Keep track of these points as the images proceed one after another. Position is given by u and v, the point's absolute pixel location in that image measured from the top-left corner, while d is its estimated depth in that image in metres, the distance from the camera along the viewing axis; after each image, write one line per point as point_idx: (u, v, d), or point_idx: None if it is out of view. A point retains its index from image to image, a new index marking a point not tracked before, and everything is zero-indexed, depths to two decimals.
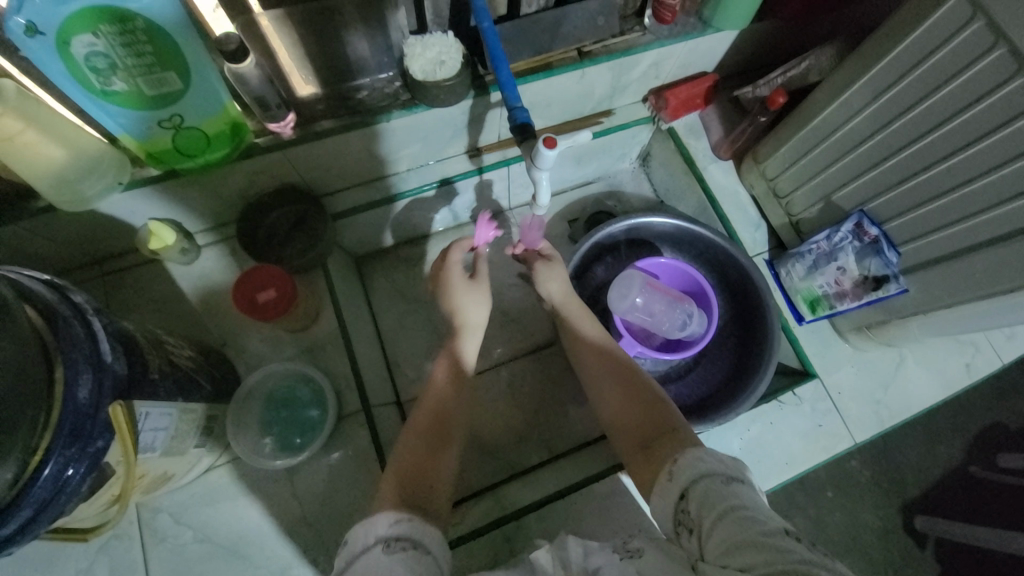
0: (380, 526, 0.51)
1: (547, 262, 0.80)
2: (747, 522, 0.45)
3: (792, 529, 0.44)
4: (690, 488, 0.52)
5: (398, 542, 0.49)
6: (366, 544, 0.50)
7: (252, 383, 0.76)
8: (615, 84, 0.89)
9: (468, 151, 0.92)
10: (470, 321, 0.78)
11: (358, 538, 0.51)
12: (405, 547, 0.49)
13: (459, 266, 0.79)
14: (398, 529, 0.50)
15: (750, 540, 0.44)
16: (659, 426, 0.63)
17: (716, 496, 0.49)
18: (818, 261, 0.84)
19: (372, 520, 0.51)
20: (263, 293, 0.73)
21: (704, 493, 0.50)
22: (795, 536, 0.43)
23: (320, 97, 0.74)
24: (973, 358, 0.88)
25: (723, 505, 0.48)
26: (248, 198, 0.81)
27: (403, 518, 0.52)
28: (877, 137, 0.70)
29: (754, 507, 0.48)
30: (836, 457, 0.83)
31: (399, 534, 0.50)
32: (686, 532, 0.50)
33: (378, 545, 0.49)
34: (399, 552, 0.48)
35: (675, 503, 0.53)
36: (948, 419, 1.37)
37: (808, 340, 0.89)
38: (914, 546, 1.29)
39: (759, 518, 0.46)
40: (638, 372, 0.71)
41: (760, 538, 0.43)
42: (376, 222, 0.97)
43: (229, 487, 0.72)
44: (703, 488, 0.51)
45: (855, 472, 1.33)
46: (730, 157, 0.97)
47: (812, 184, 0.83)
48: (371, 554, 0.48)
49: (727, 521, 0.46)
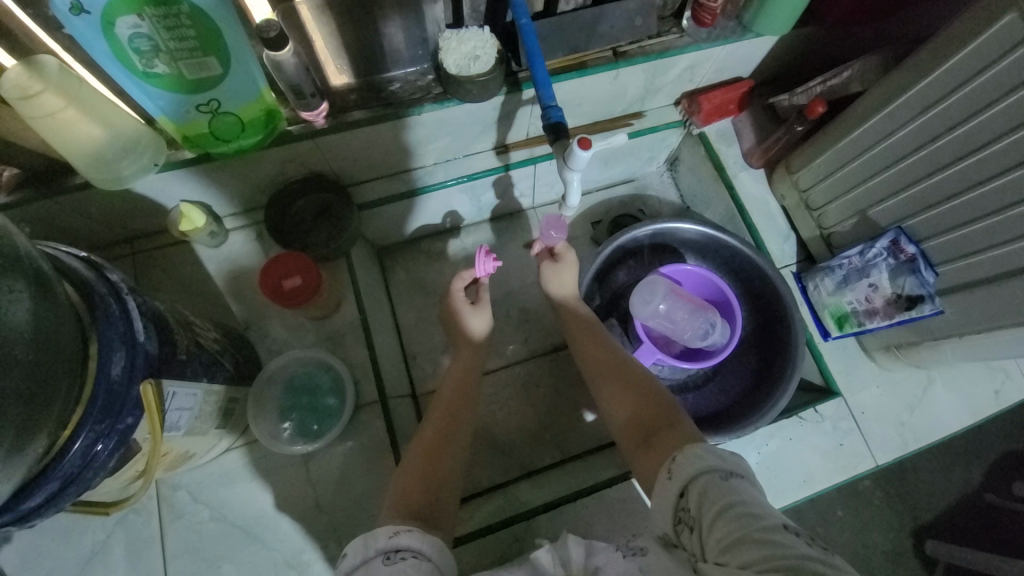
0: (380, 539, 0.51)
1: (553, 262, 0.83)
2: (746, 519, 0.44)
3: (792, 525, 0.44)
4: (690, 486, 0.50)
5: (398, 553, 0.49)
6: (366, 556, 0.49)
7: (273, 368, 0.77)
8: (648, 86, 0.88)
9: (495, 147, 0.92)
10: (478, 326, 0.80)
11: (355, 552, 0.50)
12: (405, 558, 0.49)
13: (460, 295, 0.81)
14: (398, 540, 0.50)
15: (752, 537, 0.43)
16: (658, 424, 0.61)
17: (716, 493, 0.47)
18: (848, 276, 0.81)
19: (372, 535, 0.51)
20: (289, 280, 0.73)
21: (705, 489, 0.49)
22: (794, 531, 0.44)
23: (352, 88, 0.75)
24: (1003, 385, 0.85)
25: (723, 501, 0.47)
26: (277, 184, 0.82)
27: (401, 531, 0.52)
28: (919, 154, 0.68)
29: (750, 499, 0.47)
30: (857, 478, 0.81)
31: (398, 545, 0.50)
32: (686, 529, 0.49)
33: (379, 557, 0.49)
34: (400, 563, 0.48)
35: (675, 501, 0.51)
36: (966, 443, 1.33)
37: (834, 358, 0.86)
38: (923, 571, 1.26)
39: (757, 513, 0.45)
40: (636, 371, 0.70)
41: (759, 535, 0.43)
42: (400, 214, 0.97)
43: (245, 470, 0.73)
44: (703, 485, 0.49)
45: (867, 492, 1.31)
46: (762, 165, 0.95)
47: (846, 198, 0.81)
48: (372, 566, 0.48)
49: (725, 519, 0.45)
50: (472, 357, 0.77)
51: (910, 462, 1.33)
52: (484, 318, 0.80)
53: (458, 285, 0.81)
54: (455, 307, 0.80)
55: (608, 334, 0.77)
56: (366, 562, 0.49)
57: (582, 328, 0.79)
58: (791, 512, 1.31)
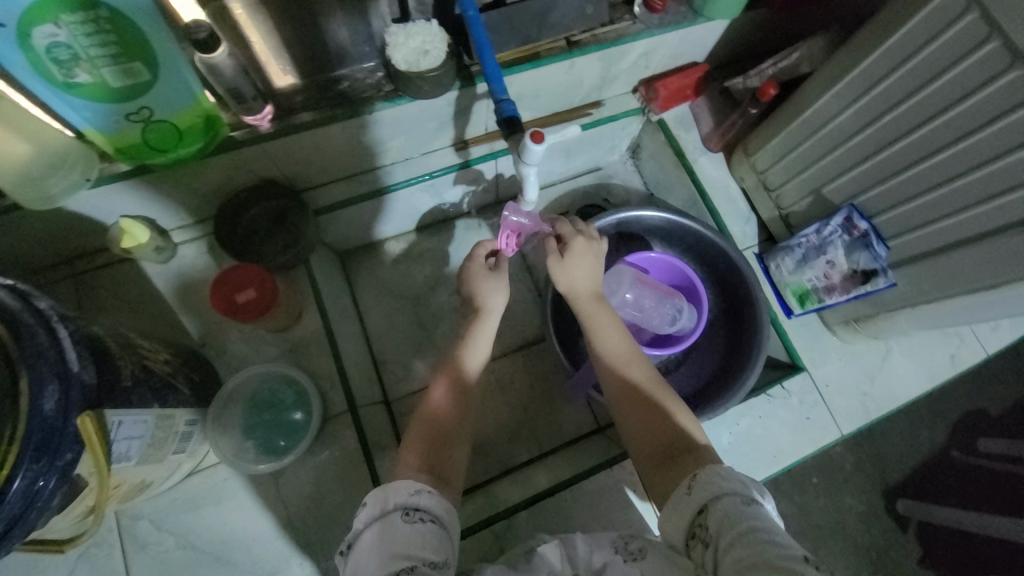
0: (401, 493, 0.53)
1: (564, 249, 0.71)
2: (764, 545, 0.46)
3: (811, 558, 0.45)
4: (710, 505, 0.52)
5: (416, 513, 0.53)
6: (387, 508, 0.53)
7: (233, 386, 0.73)
8: (605, 75, 0.88)
9: (454, 143, 0.89)
10: (489, 305, 0.71)
11: (375, 503, 0.54)
12: (423, 519, 0.52)
13: (482, 260, 0.73)
14: (418, 499, 0.53)
15: (767, 562, 0.44)
16: (674, 438, 0.62)
17: (737, 517, 0.49)
18: (806, 255, 0.83)
19: (394, 487, 0.54)
20: (242, 294, 0.69)
21: (726, 512, 0.50)
22: (813, 564, 0.44)
23: (299, 88, 0.72)
24: (958, 349, 0.88)
25: (742, 525, 0.48)
26: (225, 193, 0.78)
27: (421, 490, 0.55)
28: (867, 132, 0.69)
29: (770, 529, 0.48)
30: (824, 449, 0.83)
31: (418, 504, 0.53)
32: (700, 545, 0.51)
33: (399, 510, 0.52)
34: (417, 524, 0.52)
35: (692, 517, 0.53)
36: (930, 406, 1.39)
37: (798, 334, 0.88)
38: (896, 530, 1.32)
39: (774, 540, 0.46)
40: (654, 381, 0.67)
41: (777, 560, 0.44)
42: (359, 217, 0.93)
43: (211, 493, 0.70)
44: (724, 507, 0.51)
45: (839, 459, 1.36)
46: (721, 149, 0.96)
47: (801, 177, 0.82)
48: (391, 519, 0.52)
49: (743, 543, 0.47)
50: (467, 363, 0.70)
51: (878, 427, 1.38)
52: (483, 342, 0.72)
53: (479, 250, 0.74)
54: (472, 270, 0.73)
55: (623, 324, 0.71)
56: (384, 515, 0.52)
57: (597, 323, 0.70)
58: (770, 485, 1.34)
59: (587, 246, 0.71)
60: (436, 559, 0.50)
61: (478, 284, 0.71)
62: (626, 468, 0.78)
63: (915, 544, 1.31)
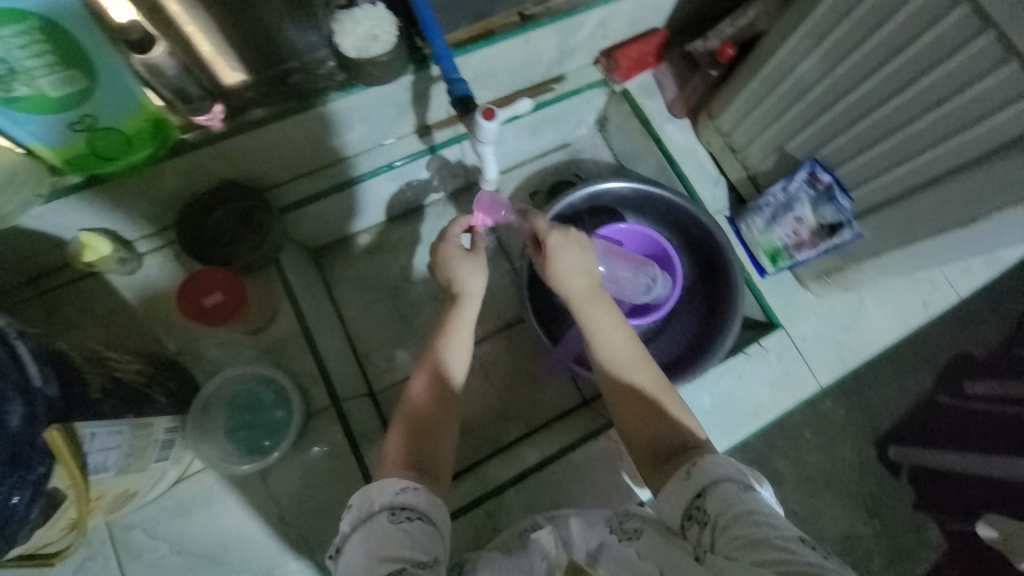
0: (386, 494, 0.54)
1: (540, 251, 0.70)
2: (762, 525, 0.48)
3: (806, 539, 0.47)
4: (708, 489, 0.53)
5: (402, 512, 0.53)
6: (373, 510, 0.54)
7: (210, 391, 0.73)
8: (563, 47, 0.87)
9: (417, 130, 0.88)
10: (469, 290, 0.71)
11: (363, 503, 0.55)
12: (410, 518, 0.53)
13: (457, 239, 0.71)
14: (404, 498, 0.54)
15: (764, 540, 0.47)
16: (670, 432, 0.62)
17: (735, 500, 0.51)
18: (775, 213, 0.82)
19: (379, 488, 0.55)
20: (210, 297, 0.68)
21: (725, 495, 0.52)
22: (809, 545, 0.47)
23: (249, 84, 0.70)
24: (930, 294, 0.90)
25: (741, 508, 0.50)
26: (187, 198, 0.76)
27: (407, 488, 0.55)
28: (824, 84, 0.69)
29: (763, 510, 0.50)
30: (803, 402, 0.85)
31: (404, 503, 0.54)
32: (697, 525, 0.53)
33: (385, 511, 0.53)
34: (406, 522, 0.53)
35: (691, 499, 0.54)
36: (916, 353, 1.42)
37: (772, 293, 0.89)
38: (889, 477, 1.36)
39: (771, 520, 0.48)
40: (656, 380, 0.65)
41: (775, 540, 0.46)
42: (328, 212, 0.92)
43: (202, 497, 0.71)
44: (724, 492, 0.52)
45: (831, 413, 1.38)
46: (686, 115, 0.96)
47: (765, 136, 0.82)
48: (377, 520, 0.52)
49: (742, 523, 0.49)
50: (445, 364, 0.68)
51: (866, 378, 1.41)
52: (461, 343, 0.69)
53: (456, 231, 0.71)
54: (448, 252, 0.71)
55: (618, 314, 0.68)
56: (370, 517, 0.53)
57: (598, 322, 0.67)
58: (765, 444, 1.37)
59: (565, 237, 0.68)
60: (425, 559, 0.51)
61: (458, 267, 0.70)
62: (610, 437, 0.80)
63: (907, 488, 1.35)
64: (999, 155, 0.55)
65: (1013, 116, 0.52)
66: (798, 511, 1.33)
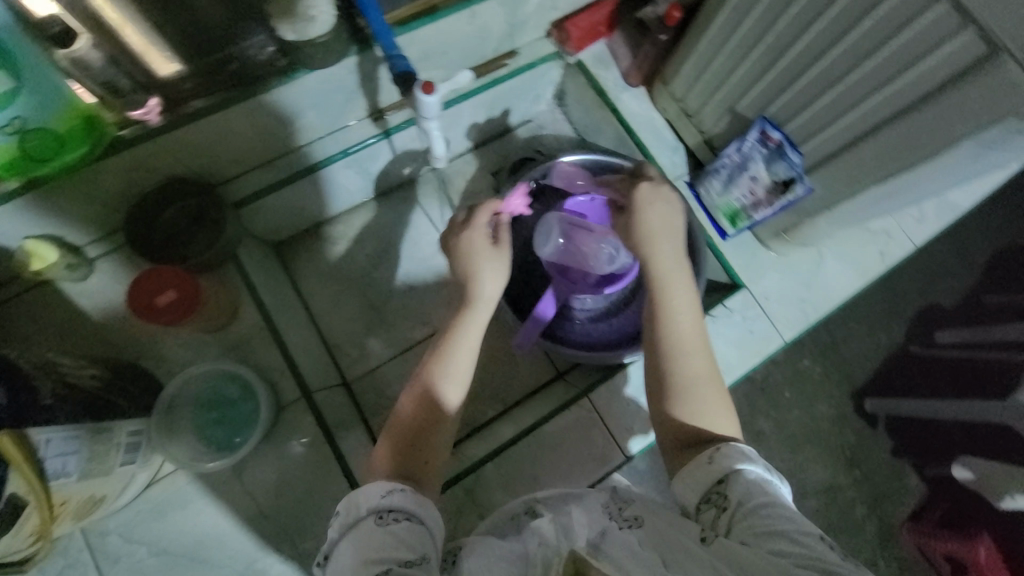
0: (372, 497, 0.51)
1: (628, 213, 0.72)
2: (781, 517, 0.48)
3: (827, 537, 0.47)
4: (731, 476, 0.53)
5: (390, 514, 0.51)
6: (361, 514, 0.51)
7: (172, 393, 0.72)
8: (511, 21, 0.85)
9: (371, 114, 0.87)
10: (483, 293, 0.70)
11: (350, 508, 0.52)
12: (397, 519, 0.50)
13: (484, 228, 0.72)
14: (390, 501, 0.51)
15: (782, 531, 0.47)
16: (696, 417, 0.61)
17: (759, 492, 0.51)
18: (732, 174, 0.84)
19: (364, 492, 0.52)
20: (162, 297, 0.67)
21: (748, 485, 0.52)
22: (828, 542, 0.47)
23: (186, 75, 0.67)
24: (887, 245, 0.92)
25: (763, 499, 0.50)
26: (133, 198, 0.74)
27: (394, 490, 0.52)
28: (766, 40, 0.70)
29: (785, 504, 0.50)
30: (768, 358, 0.87)
31: (391, 505, 0.51)
32: (713, 508, 0.53)
33: (372, 515, 0.50)
34: (393, 525, 0.50)
35: (711, 484, 0.54)
36: (887, 306, 1.45)
37: (735, 254, 0.90)
38: (867, 427, 1.41)
39: (792, 513, 0.48)
40: (706, 364, 0.64)
41: (795, 535, 0.46)
42: (286, 204, 0.90)
43: (177, 497, 0.70)
44: (746, 481, 0.52)
45: (808, 371, 1.42)
46: (641, 83, 0.96)
47: (717, 98, 0.83)
48: (363, 525, 0.49)
49: (760, 514, 0.49)
50: (443, 363, 0.64)
51: (839, 334, 1.44)
52: (468, 339, 0.67)
53: (484, 218, 0.73)
54: (474, 243, 0.71)
55: (693, 299, 0.68)
56: (358, 522, 0.50)
57: (671, 291, 0.67)
58: (746, 406, 1.40)
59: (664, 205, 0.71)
60: (412, 557, 0.47)
61: (481, 258, 0.70)
62: (584, 406, 0.83)
63: (884, 436, 1.40)
64: (941, 94, 0.55)
65: (951, 53, 0.53)
66: (782, 468, 1.37)
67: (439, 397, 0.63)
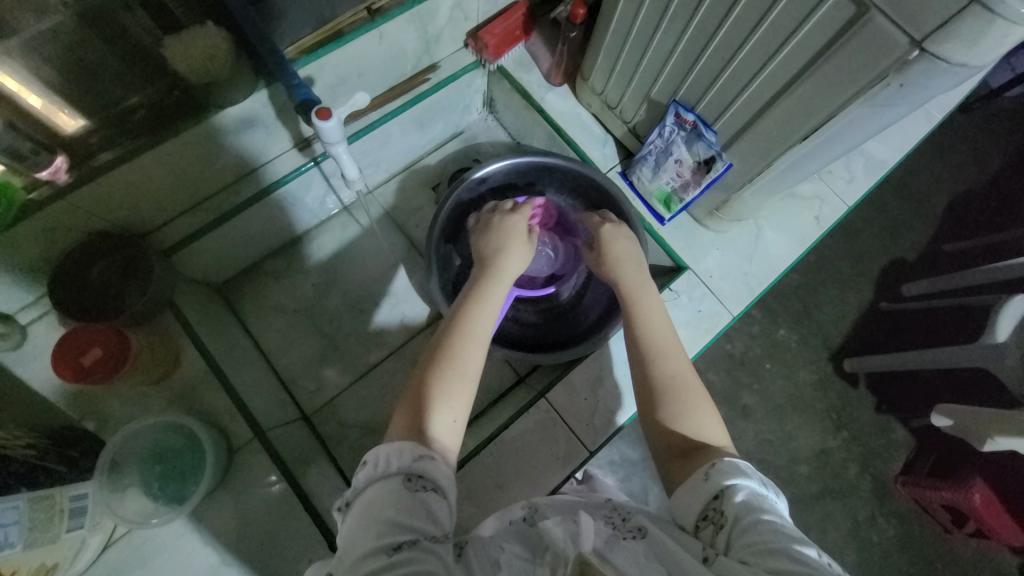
0: (404, 456, 0.48)
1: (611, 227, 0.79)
2: (777, 534, 0.45)
3: (829, 561, 0.44)
4: (727, 491, 0.50)
5: (420, 480, 0.48)
6: (388, 470, 0.48)
7: (114, 447, 0.72)
8: (425, 36, 0.86)
9: (297, 144, 0.86)
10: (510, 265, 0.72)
11: (379, 462, 0.49)
12: (427, 488, 0.47)
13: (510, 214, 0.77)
14: (423, 466, 0.48)
15: (780, 547, 0.43)
16: (685, 422, 0.60)
17: (757, 508, 0.48)
18: (658, 160, 0.86)
19: (397, 448, 0.49)
20: (88, 354, 0.69)
21: (746, 501, 0.49)
22: (830, 565, 0.43)
23: (92, 130, 0.65)
24: (821, 210, 0.94)
25: (760, 515, 0.47)
26: (55, 258, 0.72)
27: (427, 455, 0.49)
28: (662, 27, 0.71)
29: (782, 521, 0.47)
30: (720, 335, 0.88)
31: (421, 471, 0.48)
32: (710, 527, 0.49)
33: (399, 476, 0.47)
34: (421, 493, 0.47)
35: (709, 500, 0.51)
36: (850, 266, 1.48)
37: (674, 237, 0.92)
38: (849, 388, 1.42)
39: (787, 529, 0.46)
40: (689, 372, 0.64)
41: (794, 552, 0.43)
42: (223, 244, 0.89)
43: (132, 558, 0.68)
44: (743, 496, 0.49)
45: (785, 341, 1.44)
46: (564, 81, 0.98)
47: (632, 87, 0.84)
48: (393, 483, 0.46)
49: (758, 529, 0.45)
50: (472, 328, 0.62)
51: (809, 300, 1.46)
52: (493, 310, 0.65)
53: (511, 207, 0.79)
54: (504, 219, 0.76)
55: (666, 316, 0.70)
56: (385, 478, 0.47)
57: (643, 303, 0.71)
58: (729, 382, 1.41)
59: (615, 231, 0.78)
60: (438, 534, 0.45)
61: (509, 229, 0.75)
62: (542, 407, 0.83)
63: (867, 394, 1.41)
64: (821, 59, 0.57)
65: (822, 18, 0.54)
66: (772, 439, 1.38)
67: (468, 357, 0.59)
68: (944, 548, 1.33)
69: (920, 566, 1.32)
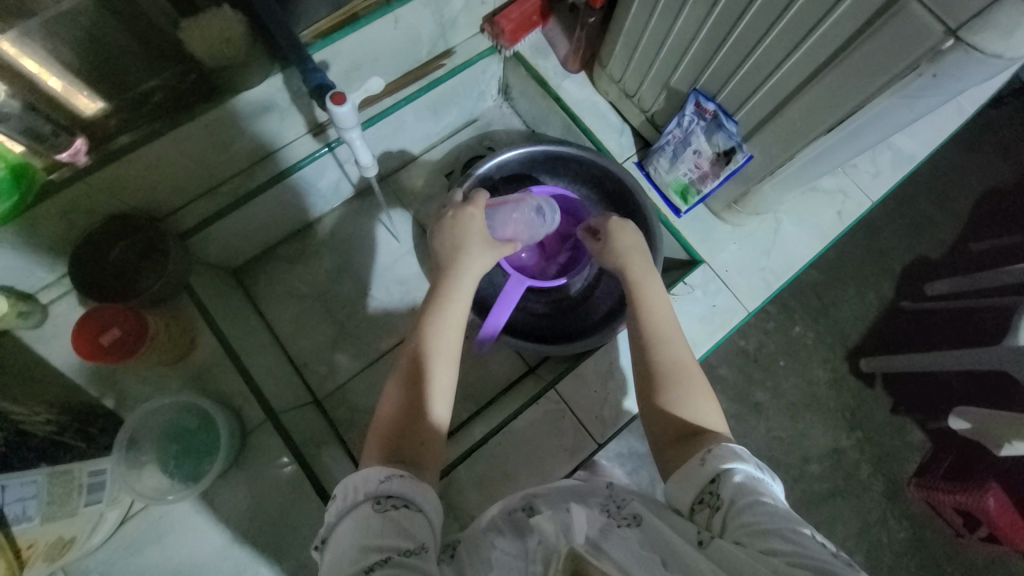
0: (369, 483, 0.49)
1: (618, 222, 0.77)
2: (771, 514, 0.44)
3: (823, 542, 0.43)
4: (722, 475, 0.49)
5: (388, 500, 0.47)
6: (356, 500, 0.48)
7: (133, 424, 0.73)
8: (441, 21, 0.84)
9: (311, 130, 0.86)
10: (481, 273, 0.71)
11: (346, 495, 0.49)
12: (397, 505, 0.47)
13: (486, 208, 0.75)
14: (389, 486, 0.48)
15: (773, 528, 0.43)
16: (686, 409, 0.60)
17: (750, 489, 0.47)
18: (676, 150, 0.84)
19: (363, 477, 0.49)
20: (108, 334, 0.69)
21: (740, 484, 0.48)
22: (826, 547, 0.42)
23: (111, 112, 0.65)
24: (844, 204, 0.91)
25: (754, 497, 0.46)
26: (75, 239, 0.73)
27: (394, 475, 0.50)
28: (684, 13, 0.69)
29: (776, 503, 0.46)
30: (734, 331, 0.87)
31: (389, 491, 0.48)
32: (705, 510, 0.49)
33: (368, 500, 0.47)
34: (391, 512, 0.47)
35: (704, 484, 0.50)
36: (872, 263, 1.44)
37: (690, 230, 0.90)
38: (866, 388, 1.39)
39: (781, 510, 0.45)
40: (691, 361, 0.64)
41: (788, 532, 0.42)
42: (238, 230, 0.90)
43: (148, 533, 0.70)
44: (738, 479, 0.48)
45: (800, 338, 1.42)
46: (581, 68, 0.96)
47: (651, 76, 0.82)
48: (362, 510, 0.47)
49: (751, 511, 0.45)
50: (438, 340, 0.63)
51: (827, 297, 1.43)
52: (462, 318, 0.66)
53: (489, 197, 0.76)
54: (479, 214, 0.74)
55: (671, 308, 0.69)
56: (354, 506, 0.47)
57: (648, 291, 0.70)
58: (741, 378, 1.39)
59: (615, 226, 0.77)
60: (412, 546, 0.44)
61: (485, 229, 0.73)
62: (551, 399, 0.83)
63: (884, 394, 1.39)
64: (850, 48, 0.54)
65: (853, 5, 0.52)
66: (784, 437, 1.36)
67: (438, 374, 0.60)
68: (956, 552, 1.30)
69: (931, 569, 1.30)
